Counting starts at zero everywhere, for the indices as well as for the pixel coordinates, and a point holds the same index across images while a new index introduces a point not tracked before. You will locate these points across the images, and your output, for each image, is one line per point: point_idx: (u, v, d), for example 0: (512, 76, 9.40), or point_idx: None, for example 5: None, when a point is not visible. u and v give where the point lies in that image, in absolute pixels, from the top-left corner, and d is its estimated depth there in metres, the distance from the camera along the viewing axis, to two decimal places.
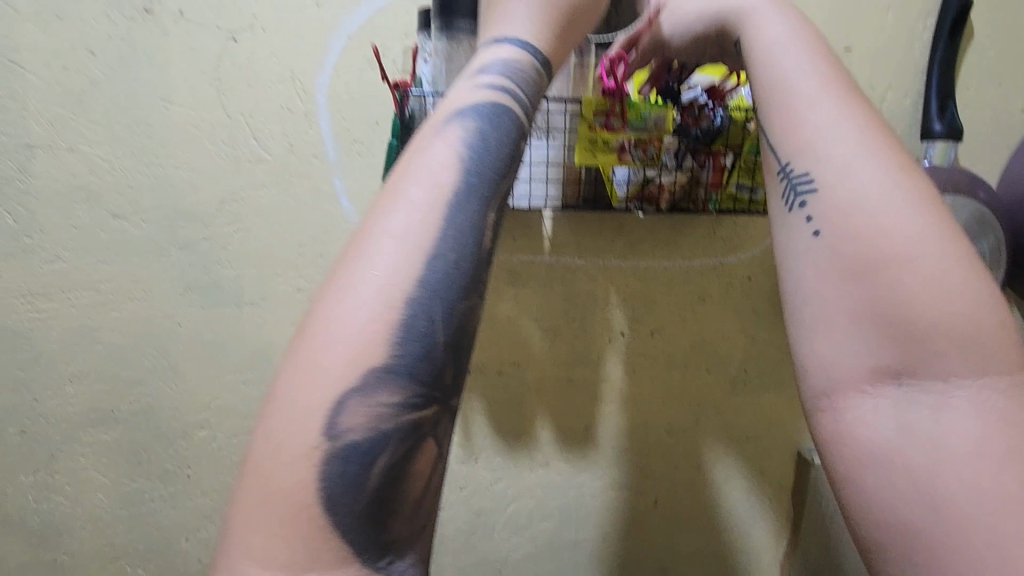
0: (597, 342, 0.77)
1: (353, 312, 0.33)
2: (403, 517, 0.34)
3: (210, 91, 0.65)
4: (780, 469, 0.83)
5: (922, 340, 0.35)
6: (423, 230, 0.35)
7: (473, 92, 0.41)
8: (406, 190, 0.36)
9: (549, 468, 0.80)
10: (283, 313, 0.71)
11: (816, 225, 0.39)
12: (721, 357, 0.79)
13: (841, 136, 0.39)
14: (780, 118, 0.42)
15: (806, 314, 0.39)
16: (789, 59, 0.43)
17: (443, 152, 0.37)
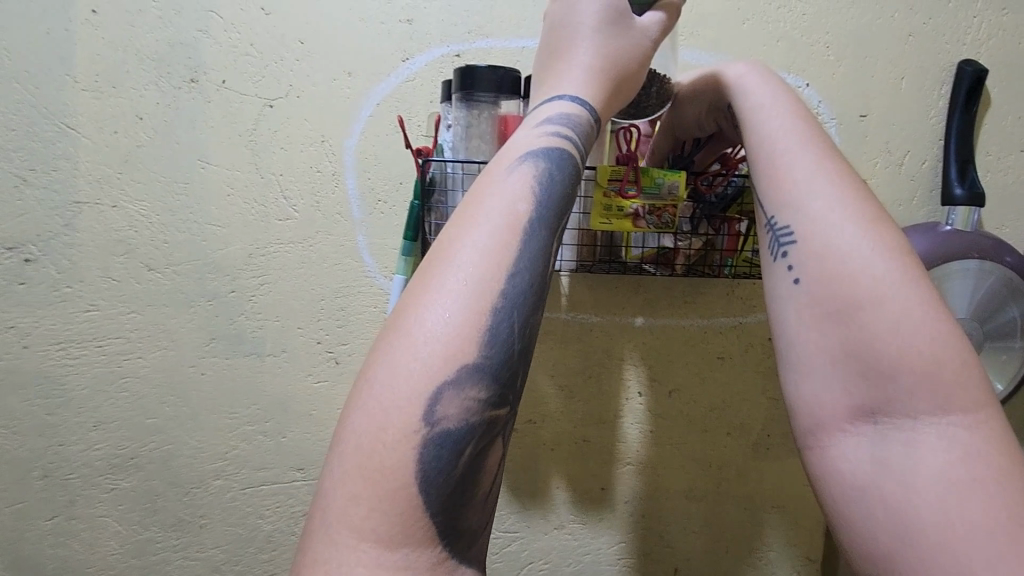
0: (613, 399, 0.76)
1: (444, 317, 0.37)
2: (475, 508, 0.38)
3: (245, 153, 0.69)
4: (809, 542, 0.79)
5: (890, 379, 0.38)
6: (502, 249, 0.39)
7: (537, 137, 0.45)
8: (487, 215, 0.41)
9: (563, 531, 0.78)
10: (303, 365, 0.72)
11: (797, 272, 0.43)
12: (742, 419, 0.77)
13: (818, 190, 0.43)
14: (764, 174, 0.46)
15: (791, 355, 0.42)
16: (770, 119, 0.48)
17: (518, 183, 0.42)
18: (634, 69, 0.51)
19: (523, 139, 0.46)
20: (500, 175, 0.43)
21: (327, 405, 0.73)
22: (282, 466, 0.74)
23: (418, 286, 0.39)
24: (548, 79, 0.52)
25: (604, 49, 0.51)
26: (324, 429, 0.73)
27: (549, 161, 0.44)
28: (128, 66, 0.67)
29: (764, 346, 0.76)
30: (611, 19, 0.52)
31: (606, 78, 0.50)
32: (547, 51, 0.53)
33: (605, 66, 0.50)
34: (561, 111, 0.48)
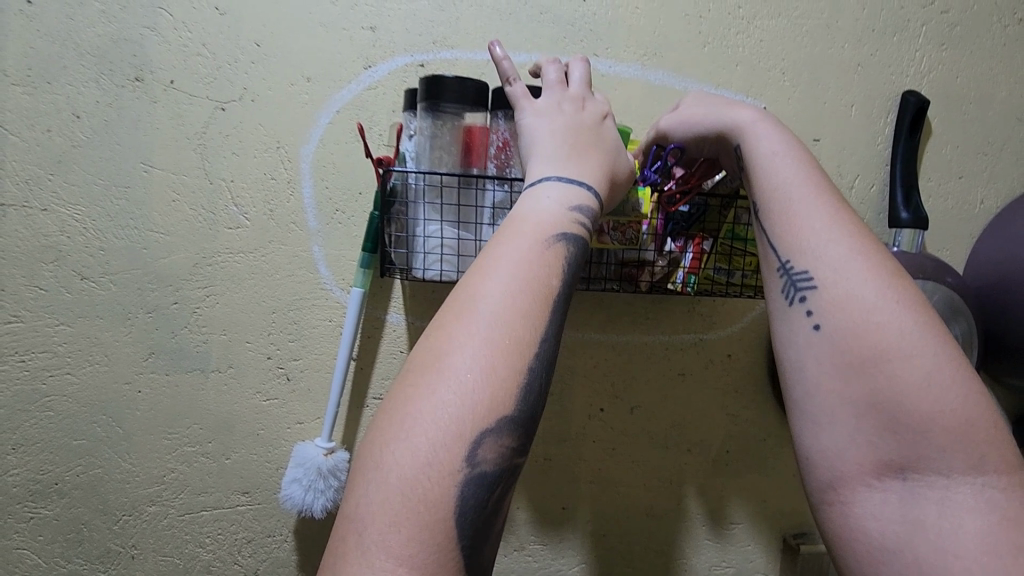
0: (577, 418, 0.75)
1: (484, 361, 0.39)
2: (493, 543, 0.40)
3: (194, 157, 0.65)
4: (766, 557, 0.79)
5: (921, 438, 0.39)
6: (542, 301, 0.42)
7: (558, 195, 0.46)
8: (518, 261, 0.42)
9: (523, 552, 0.76)
10: (251, 381, 0.68)
11: (816, 319, 0.43)
12: (703, 437, 0.77)
13: (836, 241, 0.44)
14: (780, 220, 0.47)
15: (812, 405, 0.43)
16: (784, 169, 0.48)
17: (543, 235, 0.44)
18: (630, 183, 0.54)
19: (549, 195, 0.46)
20: (527, 223, 0.44)
21: (277, 425, 0.69)
22: (225, 490, 0.69)
23: (454, 325, 0.40)
24: (566, 156, 0.49)
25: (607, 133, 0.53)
26: (271, 450, 0.69)
27: (580, 219, 0.46)
28: (65, 61, 0.63)
29: (724, 363, 0.76)
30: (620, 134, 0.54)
31: (612, 175, 0.51)
32: (564, 129, 0.51)
33: (615, 168, 0.51)
34: (581, 201, 0.47)
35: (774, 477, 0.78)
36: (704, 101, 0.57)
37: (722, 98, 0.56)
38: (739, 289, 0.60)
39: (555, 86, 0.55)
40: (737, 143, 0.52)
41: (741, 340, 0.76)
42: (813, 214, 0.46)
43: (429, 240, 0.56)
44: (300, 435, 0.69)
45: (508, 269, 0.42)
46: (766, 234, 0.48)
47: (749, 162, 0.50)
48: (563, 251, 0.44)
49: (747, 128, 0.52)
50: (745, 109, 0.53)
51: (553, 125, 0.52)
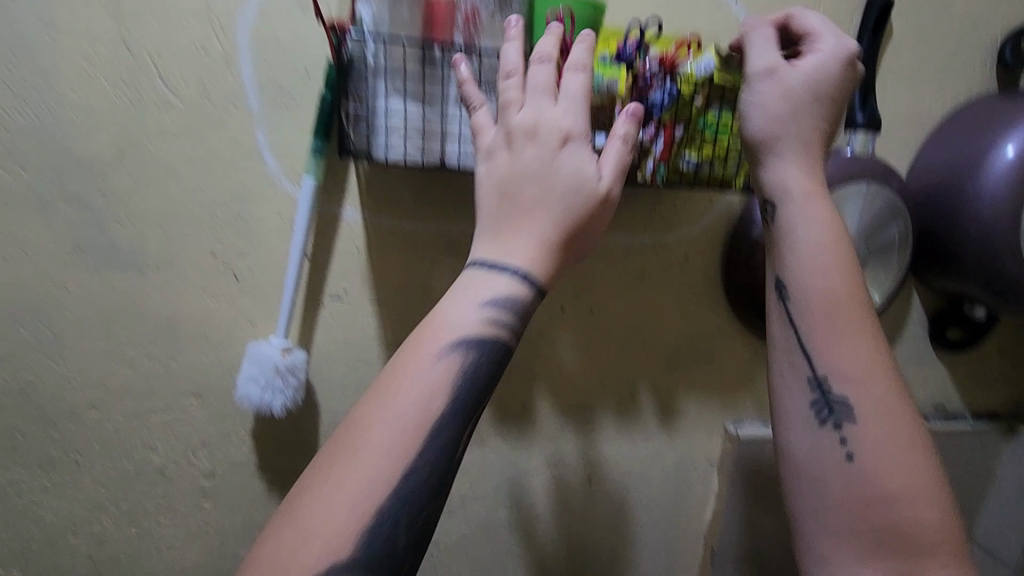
0: (537, 317, 0.76)
1: (390, 456, 0.40)
2: None
3: (109, 22, 0.56)
4: (708, 442, 0.87)
5: (904, 521, 0.46)
6: (443, 399, 0.42)
7: (494, 284, 0.45)
8: (441, 353, 0.43)
9: (484, 446, 0.78)
10: (195, 280, 0.64)
11: (829, 417, 0.50)
12: (657, 335, 0.80)
13: (851, 343, 0.50)
14: (805, 305, 0.50)
15: (814, 481, 0.49)
16: (813, 233, 0.51)
17: (463, 324, 0.44)
18: (597, 220, 0.48)
19: (487, 286, 0.45)
20: (451, 310, 0.45)
21: (227, 325, 0.66)
22: (174, 393, 0.66)
23: (371, 409, 0.41)
24: (498, 237, 0.46)
25: (570, 168, 0.47)
26: (222, 351, 0.66)
27: (494, 323, 0.44)
28: None
29: (681, 265, 0.78)
30: (578, 171, 0.47)
31: (573, 229, 0.47)
32: (526, 259, 0.46)
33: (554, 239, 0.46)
34: (505, 287, 0.45)
35: (719, 371, 0.84)
36: (763, 94, 0.52)
37: (782, 85, 0.52)
38: (707, 181, 0.60)
39: (510, 104, 0.48)
40: (771, 193, 0.53)
41: (697, 242, 0.78)
42: (839, 312, 0.50)
43: (391, 117, 0.52)
44: (253, 336, 0.66)
45: (426, 362, 0.42)
46: (784, 311, 0.52)
47: (774, 221, 0.53)
48: (478, 345, 0.44)
49: (791, 177, 0.52)
50: (795, 150, 0.52)
51: (501, 163, 0.47)
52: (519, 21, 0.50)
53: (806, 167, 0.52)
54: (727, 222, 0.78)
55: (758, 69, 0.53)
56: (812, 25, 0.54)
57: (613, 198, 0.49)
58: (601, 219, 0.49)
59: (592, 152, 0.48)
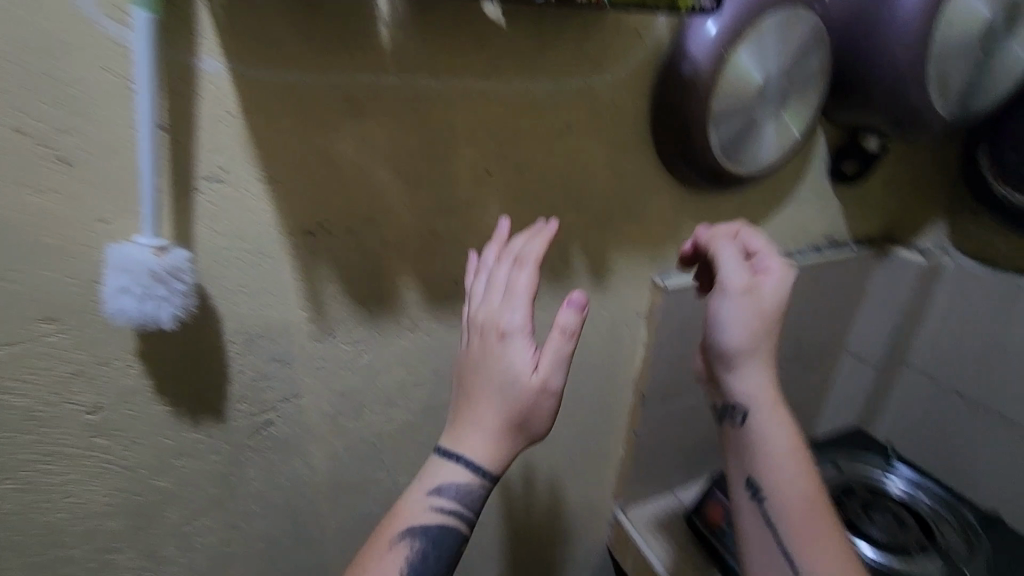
0: (461, 184, 0.67)
1: (389, 551, 0.56)
2: None
3: None
4: (635, 295, 0.89)
5: (813, 558, 0.62)
6: (414, 525, 0.58)
7: (453, 451, 0.57)
8: (426, 502, 0.58)
9: (418, 331, 0.73)
10: (4, 170, 0.47)
11: (755, 478, 0.66)
12: (587, 194, 0.75)
13: (777, 440, 0.66)
14: (761, 465, 0.66)
15: (755, 556, 0.66)
16: (784, 477, 0.64)
17: (437, 504, 0.58)
18: (540, 417, 0.56)
19: (446, 487, 0.58)
20: (432, 478, 0.58)
21: (70, 227, 0.51)
22: (17, 321, 0.52)
23: (387, 533, 0.58)
24: (456, 428, 0.58)
25: (501, 374, 0.55)
26: (72, 260, 0.52)
27: (449, 514, 0.58)
28: None
29: (609, 113, 0.72)
30: (508, 366, 0.55)
31: (518, 420, 0.56)
32: (484, 415, 0.56)
33: (501, 403, 0.55)
34: (459, 480, 0.57)
35: (647, 224, 0.83)
36: (726, 322, 0.64)
37: (748, 296, 0.63)
38: None
39: (467, 349, 0.58)
40: (739, 403, 0.66)
41: (625, 86, 0.71)
42: (777, 453, 0.65)
43: None
44: (110, 237, 0.52)
45: (421, 501, 0.58)
46: (745, 463, 0.67)
47: (734, 397, 0.67)
48: (448, 491, 0.58)
49: (745, 372, 0.66)
50: (755, 364, 0.65)
51: (473, 434, 0.57)
52: (507, 223, 0.62)
53: (761, 412, 0.65)
54: (653, 59, 0.72)
55: (729, 285, 0.64)
56: (756, 242, 0.68)
57: (551, 386, 0.56)
58: (546, 418, 0.57)
59: (530, 346, 0.56)
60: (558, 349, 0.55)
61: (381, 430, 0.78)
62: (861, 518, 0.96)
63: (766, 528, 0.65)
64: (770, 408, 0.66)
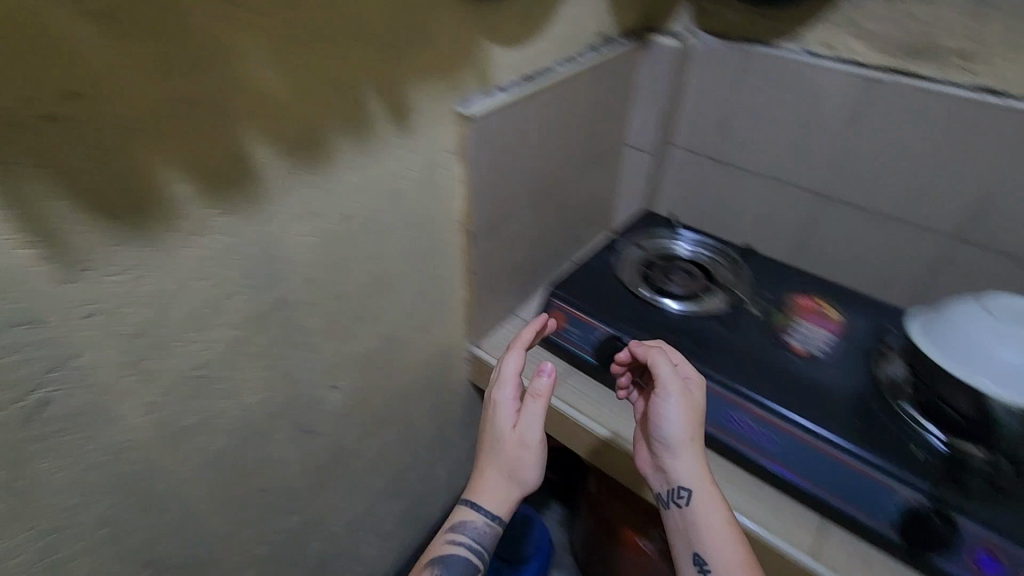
0: (194, 23, 0.50)
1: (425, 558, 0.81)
2: None
3: None
4: (442, 133, 0.83)
5: None
6: (448, 542, 0.80)
7: (470, 515, 0.80)
8: (455, 538, 0.80)
9: (210, 232, 0.59)
10: None
11: (702, 563, 0.75)
12: (358, 16, 0.63)
13: (716, 527, 0.75)
14: (701, 539, 0.76)
15: None
16: (716, 543, 0.75)
17: (467, 528, 0.80)
18: (524, 465, 0.78)
19: (468, 518, 0.80)
20: (462, 514, 0.80)
21: None
22: None
23: (431, 548, 0.82)
24: (475, 487, 0.80)
25: (499, 446, 0.78)
26: None
27: (472, 549, 0.80)
28: None
29: None
30: (501, 439, 0.78)
31: (508, 477, 0.79)
32: (493, 461, 0.79)
33: (504, 465, 0.78)
34: (476, 524, 0.79)
35: (436, 47, 0.74)
36: (672, 414, 0.78)
37: (682, 392, 0.79)
38: None
39: (484, 439, 0.81)
40: (682, 487, 0.78)
41: None
42: (714, 525, 0.76)
43: None
44: None
45: (454, 521, 0.80)
46: (687, 528, 0.77)
47: (686, 500, 0.77)
48: (470, 514, 0.80)
49: (681, 458, 0.78)
50: (690, 451, 0.78)
51: (485, 485, 0.79)
52: (514, 352, 0.81)
53: (701, 486, 0.77)
54: None
55: (665, 379, 0.80)
56: (681, 358, 0.86)
57: (528, 439, 0.77)
58: (531, 464, 0.78)
59: (516, 427, 0.78)
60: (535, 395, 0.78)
61: (206, 358, 0.66)
62: (664, 282, 1.15)
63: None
64: (710, 507, 0.76)
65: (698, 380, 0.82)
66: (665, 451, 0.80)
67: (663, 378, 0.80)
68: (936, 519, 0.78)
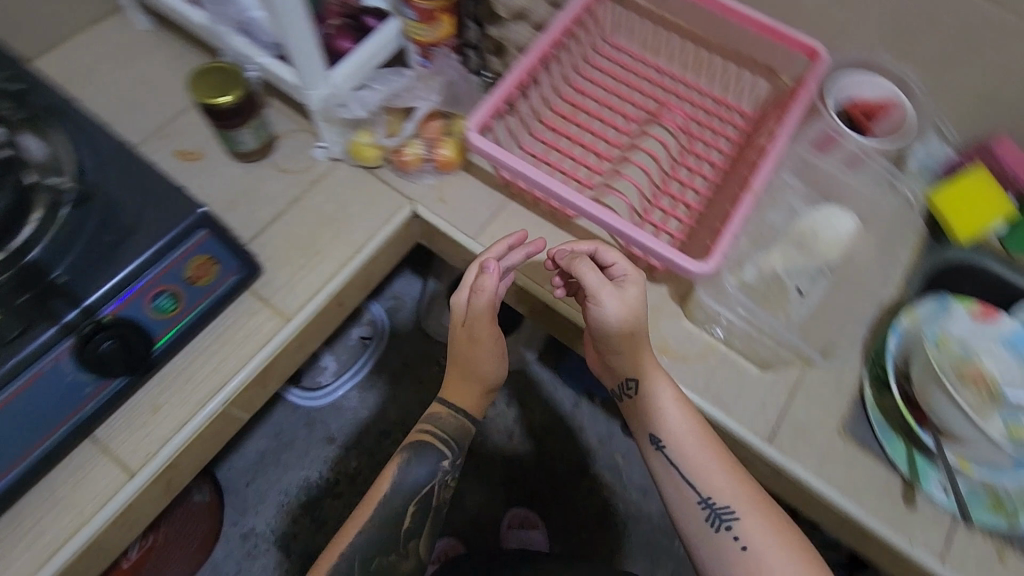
0: None
1: (398, 462, 0.84)
2: (430, 519, 0.85)
3: None
4: None
5: (703, 479, 0.68)
6: (415, 439, 0.85)
7: (442, 421, 0.85)
8: (422, 432, 0.85)
9: None
10: None
11: (659, 442, 0.71)
12: None
13: (667, 401, 0.71)
14: (653, 411, 0.72)
15: (661, 468, 0.71)
16: (664, 418, 0.71)
17: (436, 426, 0.85)
18: (478, 356, 0.81)
19: (443, 420, 0.85)
20: (434, 417, 0.85)
21: None
22: None
23: (397, 459, 0.85)
24: (452, 379, 0.86)
25: (467, 336, 0.80)
26: None
27: (446, 446, 0.85)
28: None
29: None
30: (467, 324, 0.79)
31: (470, 370, 0.83)
32: (459, 346, 0.81)
33: (463, 360, 0.82)
34: (443, 420, 0.85)
35: None
36: (606, 322, 0.69)
37: (614, 294, 0.68)
38: None
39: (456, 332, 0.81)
40: (630, 376, 0.72)
41: None
42: (662, 394, 0.72)
43: None
44: None
45: (428, 423, 0.86)
46: (638, 403, 0.73)
47: (640, 388, 0.72)
48: (446, 402, 0.85)
49: (623, 351, 0.71)
50: (637, 347, 0.70)
51: (461, 377, 0.84)
52: (491, 265, 0.75)
53: (643, 374, 0.72)
54: None
55: (596, 291, 0.68)
56: (613, 257, 0.72)
57: (488, 322, 0.78)
58: (490, 355, 0.81)
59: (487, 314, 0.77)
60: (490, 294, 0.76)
61: None
62: None
63: (662, 459, 0.71)
64: (662, 387, 0.72)
65: (637, 279, 0.71)
66: (608, 346, 0.71)
67: (589, 287, 0.68)
68: (101, 345, 0.62)
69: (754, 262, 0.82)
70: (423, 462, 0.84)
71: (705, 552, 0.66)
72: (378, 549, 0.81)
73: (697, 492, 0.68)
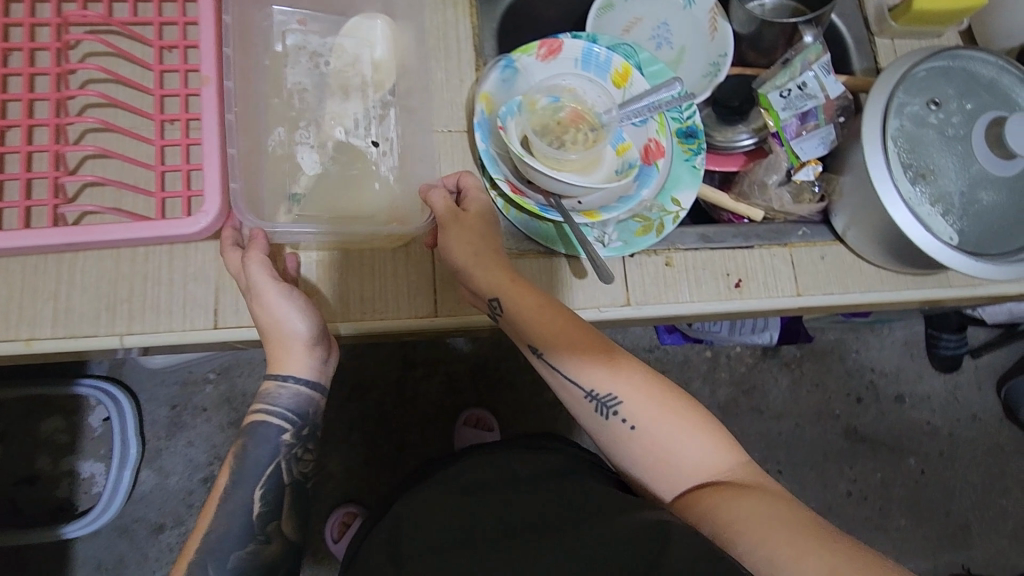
0: None
1: (237, 464, 0.61)
2: (289, 501, 0.63)
3: None
4: None
5: (590, 373, 0.59)
6: (253, 418, 0.62)
7: (284, 390, 0.61)
8: (263, 418, 0.61)
9: None
10: None
11: (537, 349, 0.61)
12: None
13: (531, 309, 0.60)
14: (521, 319, 0.60)
15: (549, 374, 0.62)
16: (539, 328, 0.60)
17: (282, 397, 0.61)
18: (284, 314, 0.59)
19: (281, 400, 0.61)
20: (272, 400, 0.61)
21: None
22: None
23: (230, 465, 0.61)
24: (280, 359, 0.61)
25: (260, 303, 0.60)
26: None
27: (291, 415, 0.62)
28: None
29: None
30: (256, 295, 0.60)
31: (287, 338, 0.60)
32: (265, 317, 0.60)
33: (273, 329, 0.60)
34: (281, 394, 0.61)
35: None
36: (449, 250, 0.62)
37: (462, 222, 0.63)
38: None
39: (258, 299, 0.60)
40: (490, 296, 0.61)
41: None
42: (522, 301, 0.60)
43: None
44: None
45: (258, 413, 0.62)
46: (507, 317, 0.61)
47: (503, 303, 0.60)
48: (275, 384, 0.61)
49: (474, 270, 0.61)
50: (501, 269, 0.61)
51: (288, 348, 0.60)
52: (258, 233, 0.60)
53: (505, 289, 0.60)
54: None
55: (443, 219, 0.63)
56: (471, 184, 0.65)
57: (277, 282, 0.59)
58: (298, 308, 0.60)
59: (265, 279, 0.59)
60: (258, 251, 0.59)
61: None
62: None
63: (545, 364, 0.61)
64: (524, 294, 0.60)
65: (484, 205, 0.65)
66: (459, 268, 0.62)
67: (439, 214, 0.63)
68: None
69: (306, 143, 0.69)
70: (270, 443, 0.61)
71: (598, 439, 0.60)
72: (237, 543, 0.59)
73: (581, 387, 0.60)
